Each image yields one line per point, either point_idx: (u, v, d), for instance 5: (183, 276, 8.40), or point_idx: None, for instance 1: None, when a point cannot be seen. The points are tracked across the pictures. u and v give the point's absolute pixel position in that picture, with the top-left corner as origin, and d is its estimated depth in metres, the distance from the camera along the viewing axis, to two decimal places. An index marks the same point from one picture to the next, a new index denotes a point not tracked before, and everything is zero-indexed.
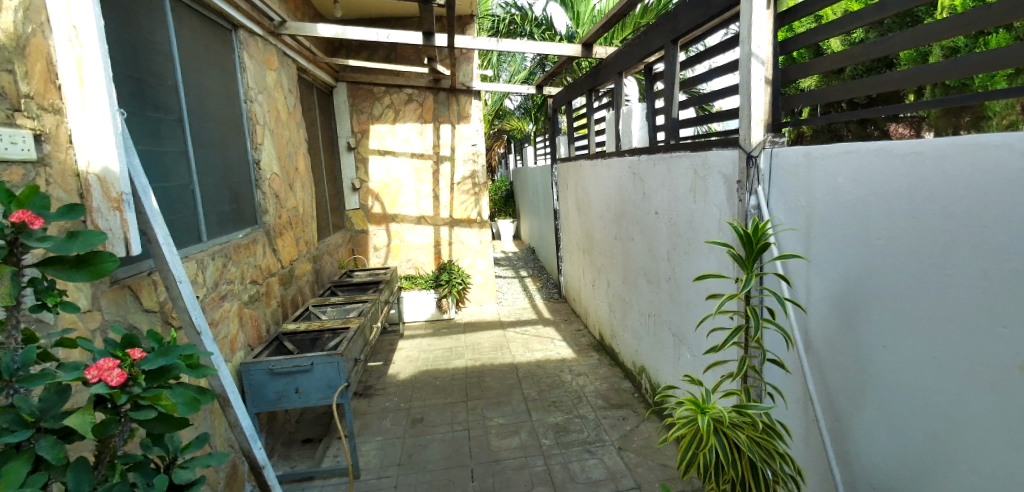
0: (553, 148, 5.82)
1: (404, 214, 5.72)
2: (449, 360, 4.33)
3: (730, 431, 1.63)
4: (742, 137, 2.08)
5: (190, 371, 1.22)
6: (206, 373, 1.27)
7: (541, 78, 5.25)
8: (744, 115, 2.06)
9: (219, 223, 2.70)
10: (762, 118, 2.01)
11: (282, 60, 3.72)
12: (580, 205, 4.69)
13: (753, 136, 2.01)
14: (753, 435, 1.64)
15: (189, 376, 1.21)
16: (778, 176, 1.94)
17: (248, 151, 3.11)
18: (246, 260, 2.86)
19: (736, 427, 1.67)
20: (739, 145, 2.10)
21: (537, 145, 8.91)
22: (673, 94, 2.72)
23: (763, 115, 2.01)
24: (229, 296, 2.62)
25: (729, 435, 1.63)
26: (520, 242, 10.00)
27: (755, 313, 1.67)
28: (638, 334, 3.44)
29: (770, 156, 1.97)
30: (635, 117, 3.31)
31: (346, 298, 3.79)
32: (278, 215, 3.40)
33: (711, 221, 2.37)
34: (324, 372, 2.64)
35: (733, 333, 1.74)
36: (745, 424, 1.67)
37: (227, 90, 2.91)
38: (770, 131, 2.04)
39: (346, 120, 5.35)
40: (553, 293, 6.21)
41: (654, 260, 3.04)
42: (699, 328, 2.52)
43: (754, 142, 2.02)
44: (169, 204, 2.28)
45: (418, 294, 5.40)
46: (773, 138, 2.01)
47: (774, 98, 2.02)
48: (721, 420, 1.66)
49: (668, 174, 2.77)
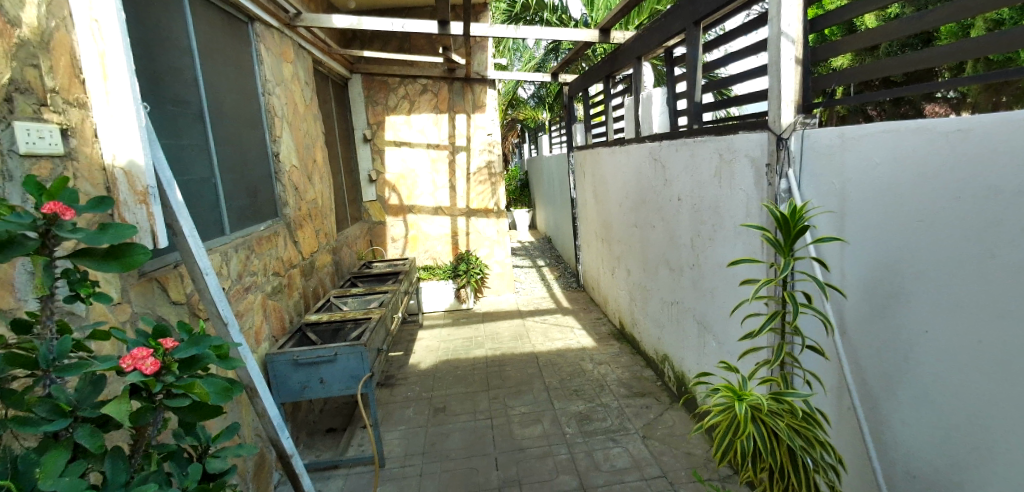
0: (569, 136, 5.75)
1: (421, 205, 5.72)
2: (469, 350, 4.34)
3: (768, 419, 1.59)
4: (772, 118, 2.01)
5: (219, 362, 1.23)
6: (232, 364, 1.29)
7: (556, 65, 5.17)
8: (774, 97, 1.99)
9: (241, 217, 2.72)
10: (792, 100, 1.94)
11: (298, 52, 3.72)
12: (598, 192, 4.63)
13: (782, 117, 1.95)
14: (792, 424, 1.59)
15: (219, 367, 1.22)
16: (809, 157, 1.87)
17: (267, 144, 3.13)
18: (268, 252, 2.89)
19: (775, 415, 1.62)
20: (770, 127, 2.03)
21: (552, 133, 8.83)
22: (697, 78, 2.64)
23: (793, 97, 1.93)
24: (253, 288, 2.64)
25: (767, 424, 1.59)
26: (536, 232, 9.95)
27: (793, 298, 1.60)
28: (660, 322, 3.39)
29: (801, 138, 1.90)
30: (656, 102, 3.22)
31: (366, 289, 3.81)
32: (298, 207, 3.43)
33: (737, 205, 2.29)
34: (347, 363, 2.66)
35: (768, 318, 1.68)
36: (784, 412, 1.63)
37: (245, 83, 2.91)
38: (801, 112, 1.96)
39: (361, 112, 5.35)
40: (571, 282, 6.18)
41: (676, 247, 2.97)
42: (726, 316, 2.46)
43: (784, 124, 1.95)
44: (192, 197, 2.30)
45: (437, 285, 5.42)
46: (805, 119, 1.92)
47: (804, 78, 1.94)
48: (758, 407, 1.62)
49: (690, 159, 2.68)
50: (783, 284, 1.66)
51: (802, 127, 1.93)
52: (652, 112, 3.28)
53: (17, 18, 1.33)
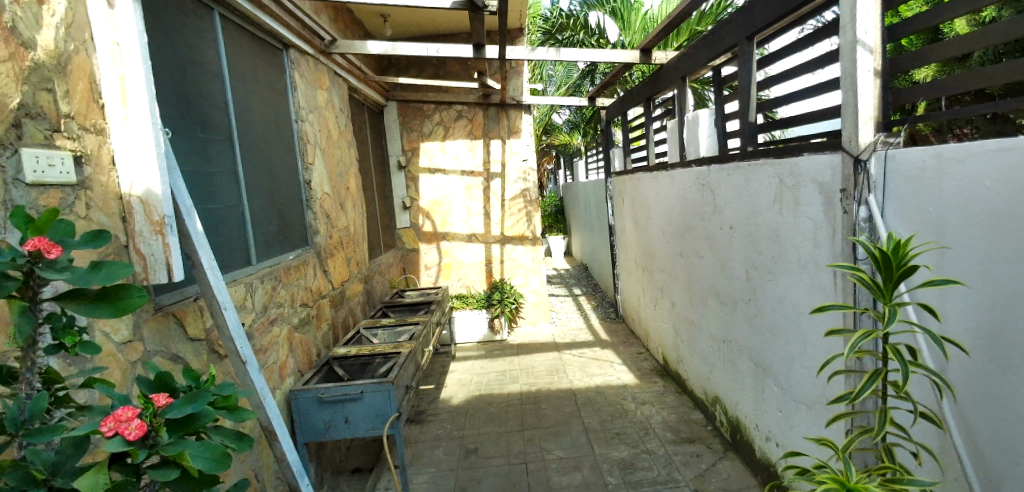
0: (607, 161, 5.55)
1: (455, 232, 5.62)
2: (503, 385, 4.11)
3: None
4: (844, 137, 1.65)
5: (228, 415, 1.13)
6: (243, 418, 1.14)
7: (594, 88, 5.03)
8: (847, 114, 1.64)
9: (270, 245, 2.64)
10: (871, 115, 1.58)
11: (333, 80, 3.72)
12: (638, 218, 4.38)
13: (860, 135, 1.58)
14: None
15: (229, 421, 1.12)
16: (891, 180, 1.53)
17: (299, 172, 3.08)
18: (296, 282, 2.79)
19: None
20: (842, 147, 1.67)
21: (589, 158, 8.66)
22: (750, 95, 2.38)
23: (873, 112, 1.58)
24: (279, 321, 2.53)
25: None
26: (572, 259, 9.69)
27: (900, 355, 1.24)
28: (709, 361, 3.02)
29: (884, 159, 1.54)
30: (702, 124, 2.93)
31: (397, 320, 3.67)
32: (329, 235, 3.35)
33: (800, 237, 1.94)
34: (372, 401, 2.49)
35: (868, 379, 1.30)
36: None
37: (278, 110, 2.88)
38: (882, 131, 1.59)
39: (396, 138, 5.34)
40: (610, 313, 5.88)
41: (728, 278, 2.63)
42: (788, 363, 2.09)
43: (862, 143, 1.58)
44: (218, 226, 2.22)
45: (470, 314, 5.24)
46: (887, 137, 1.56)
47: (885, 92, 1.59)
48: None
49: (746, 184, 2.35)
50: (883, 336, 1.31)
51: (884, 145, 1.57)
52: (698, 135, 2.98)
53: (31, 40, 1.28)
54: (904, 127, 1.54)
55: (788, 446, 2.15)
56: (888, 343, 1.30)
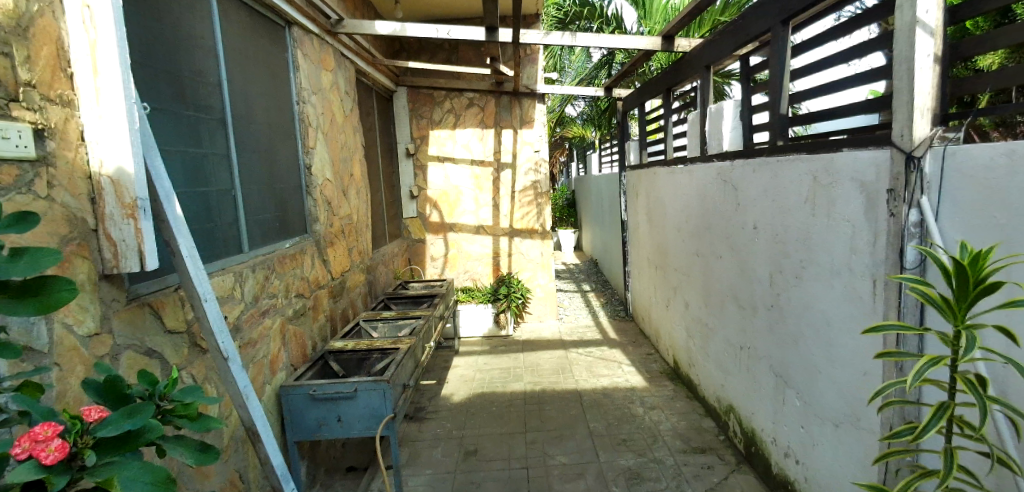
0: (622, 154, 5.34)
1: (462, 223, 5.47)
2: (506, 382, 3.97)
3: None
4: (894, 131, 1.45)
5: (189, 423, 1.07)
6: (206, 426, 1.09)
7: (611, 78, 4.82)
8: (897, 105, 1.44)
9: (264, 233, 2.51)
10: (928, 107, 1.38)
11: (340, 62, 3.57)
12: (652, 215, 4.21)
13: (916, 128, 1.38)
14: None
15: (189, 428, 1.06)
16: (951, 180, 1.31)
17: (299, 156, 2.94)
18: (292, 272, 2.66)
19: None
20: (892, 143, 1.46)
21: (603, 152, 8.44)
22: (783, 85, 2.18)
23: (930, 103, 1.37)
24: (271, 312, 2.41)
25: None
26: (582, 254, 9.51)
27: (974, 388, 1.05)
28: (724, 368, 2.85)
29: (940, 156, 1.34)
30: (726, 116, 2.72)
31: (398, 312, 3.54)
32: (330, 223, 3.21)
33: (833, 241, 1.74)
34: (367, 400, 2.36)
35: (932, 414, 1.12)
36: None
37: (278, 90, 2.74)
38: (939, 124, 1.39)
39: (405, 125, 5.19)
40: (619, 311, 5.70)
41: (748, 282, 2.45)
42: (811, 377, 1.92)
43: (917, 138, 1.38)
44: (207, 210, 2.09)
45: (475, 308, 5.10)
46: (944, 132, 1.37)
47: (943, 81, 1.38)
48: None
49: (773, 181, 2.16)
50: (951, 364, 1.13)
51: (940, 141, 1.38)
52: (721, 127, 2.77)
53: None
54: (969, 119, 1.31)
55: (809, 467, 1.98)
56: (956, 371, 1.13)
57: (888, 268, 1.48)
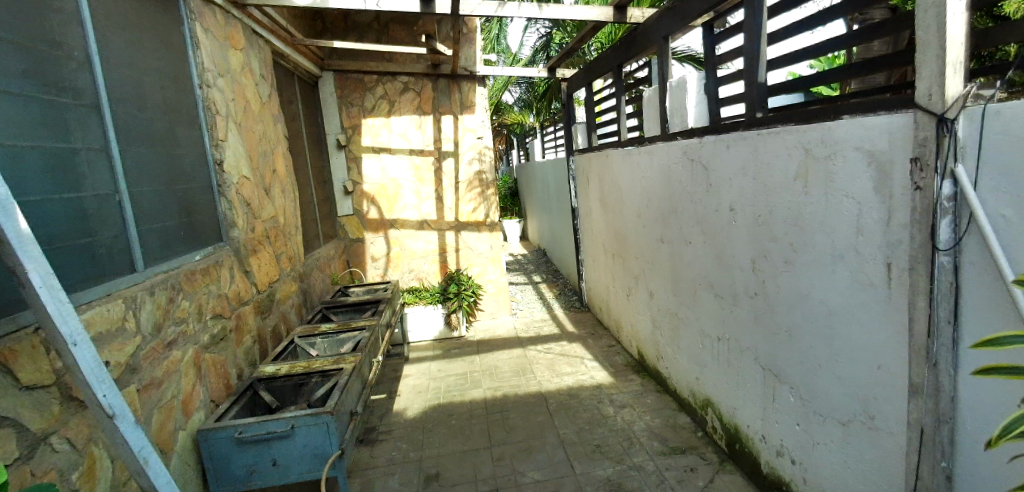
0: (570, 139, 5.13)
1: (404, 219, 5.07)
2: (464, 390, 3.68)
3: None
4: (919, 91, 1.31)
5: None
6: None
7: (554, 58, 4.58)
8: (922, 61, 1.29)
9: (166, 246, 2.05)
10: (960, 60, 1.23)
11: (251, 40, 3.07)
12: (606, 201, 4.05)
13: (949, 86, 1.23)
14: None
15: None
16: (995, 148, 1.19)
17: (207, 151, 2.45)
18: (206, 288, 2.21)
19: None
20: (917, 104, 1.32)
21: (544, 137, 8.24)
22: (761, 52, 2.03)
23: (963, 56, 1.22)
24: (180, 342, 1.97)
25: None
26: (528, 244, 9.31)
27: None
28: (698, 359, 2.75)
29: (977, 118, 1.21)
30: (690, 90, 2.58)
31: (339, 325, 3.14)
32: (250, 228, 2.76)
33: (835, 220, 1.64)
34: (307, 438, 1.99)
35: None
36: None
37: (173, 71, 2.25)
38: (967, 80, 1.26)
39: (334, 114, 4.70)
40: (573, 301, 5.55)
41: (724, 267, 2.34)
42: (809, 370, 1.85)
43: (950, 96, 1.24)
44: (80, 222, 1.63)
45: (423, 309, 4.73)
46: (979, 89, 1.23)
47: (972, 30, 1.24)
48: None
49: (753, 159, 2.03)
50: None
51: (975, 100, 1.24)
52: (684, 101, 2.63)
53: None
54: (1010, 72, 1.19)
55: (809, 468, 1.93)
56: None
57: (916, 249, 1.36)
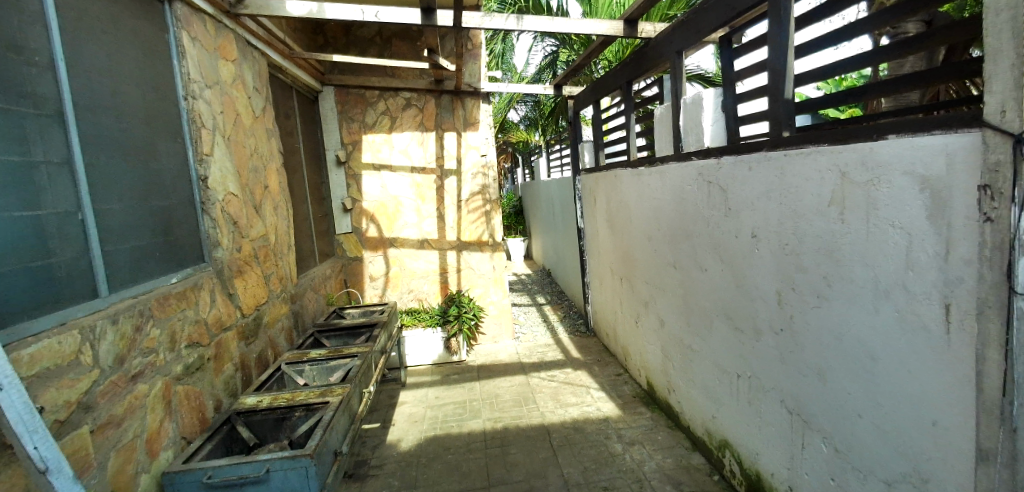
0: (576, 157, 4.98)
1: (404, 237, 4.91)
2: (462, 421, 3.46)
3: None
4: (989, 108, 1.14)
5: None
6: None
7: (560, 75, 4.45)
8: (994, 71, 1.12)
9: (136, 268, 1.89)
10: None
11: (244, 51, 2.95)
12: (614, 222, 3.87)
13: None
14: None
15: None
16: None
17: (191, 166, 2.31)
18: (180, 314, 2.04)
19: None
20: (986, 121, 1.15)
21: (550, 155, 8.12)
22: (788, 66, 1.85)
23: None
24: (147, 374, 1.79)
25: None
26: (532, 263, 9.12)
27: None
28: (714, 395, 2.54)
29: None
30: (706, 107, 2.38)
31: (329, 351, 2.96)
32: (235, 248, 2.60)
33: (879, 252, 1.46)
34: (284, 483, 1.78)
35: None
36: None
37: (155, 80, 2.12)
38: None
39: (334, 130, 4.59)
40: (579, 325, 5.33)
41: (744, 298, 2.14)
42: (847, 419, 1.65)
43: None
44: (34, 242, 1.47)
45: (422, 332, 4.54)
46: None
47: None
48: None
49: (779, 182, 1.85)
50: None
51: None
52: (697, 120, 2.46)
53: None
54: None
55: None
56: None
57: (987, 288, 1.17)
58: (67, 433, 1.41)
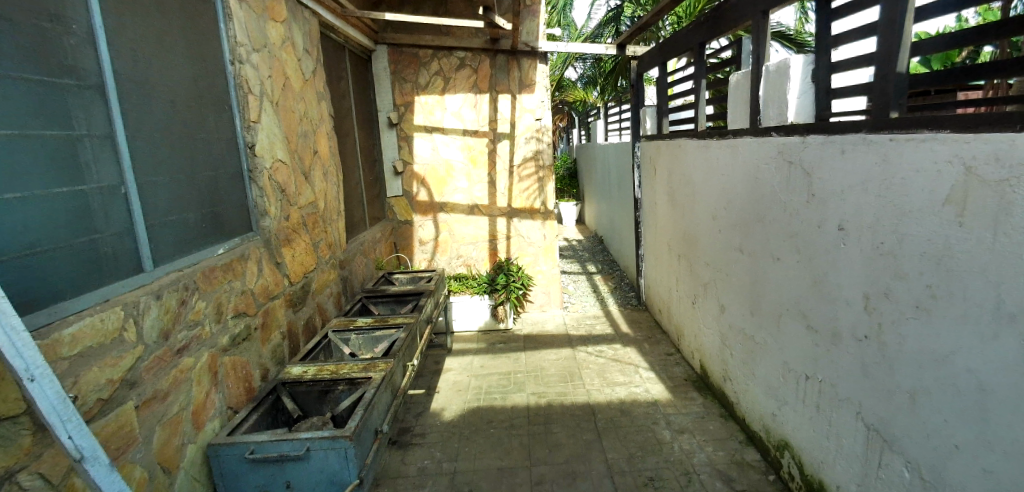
0: (637, 122, 4.62)
1: (454, 202, 4.82)
2: (506, 393, 3.42)
3: None
4: None
5: None
6: None
7: (625, 32, 4.07)
8: None
9: (182, 240, 1.89)
10: None
11: (293, 11, 2.83)
12: (676, 197, 3.58)
13: None
14: None
15: None
16: None
17: (239, 134, 2.26)
18: (227, 287, 2.07)
19: None
20: None
21: (609, 117, 7.68)
22: (906, 30, 1.50)
23: None
24: (193, 348, 1.85)
25: None
26: (584, 228, 8.86)
27: None
28: (776, 392, 2.31)
29: None
30: (792, 76, 2.04)
31: (375, 320, 2.95)
32: (283, 216, 2.58)
33: (1010, 266, 1.17)
34: (322, 462, 1.79)
35: None
36: None
37: (200, 45, 2.04)
38: None
39: (386, 91, 4.47)
40: (630, 298, 5.12)
41: (822, 297, 1.88)
42: (941, 454, 1.39)
43: None
44: (78, 217, 1.46)
45: (470, 299, 4.51)
46: None
47: None
48: None
49: (880, 170, 1.54)
50: None
51: None
52: (780, 90, 2.12)
53: None
54: None
55: None
56: None
57: None
58: (110, 411, 1.46)
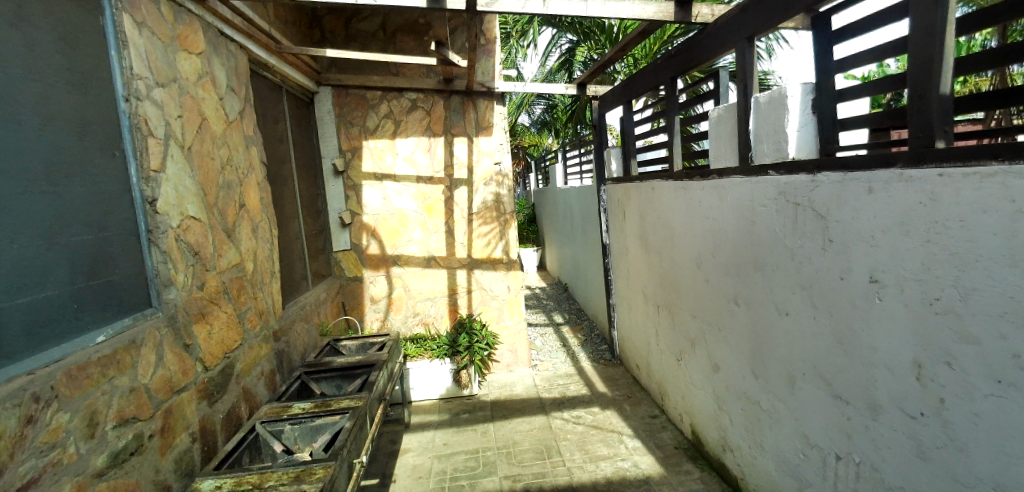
0: (602, 164, 4.43)
1: (408, 254, 4.41)
2: (475, 479, 2.92)
3: None
4: None
5: None
6: None
7: (583, 74, 3.92)
8: None
9: (35, 330, 1.39)
10: None
11: (215, 43, 2.44)
12: (650, 242, 3.35)
13: None
14: None
15: None
16: None
17: (134, 184, 1.80)
18: (108, 386, 1.56)
19: None
20: None
21: (567, 160, 7.55)
22: (948, 45, 1.31)
23: None
24: (44, 478, 1.33)
25: None
26: (546, 274, 8.57)
27: None
28: (793, 471, 1.99)
29: None
30: (793, 107, 1.84)
31: (315, 404, 2.45)
32: (196, 284, 2.09)
33: None
34: None
35: None
36: None
37: (81, 74, 1.61)
38: None
39: (332, 135, 4.09)
40: (602, 351, 4.79)
41: (853, 360, 1.60)
42: None
43: None
44: None
45: (429, 364, 4.03)
46: None
47: None
48: None
49: (927, 211, 1.32)
50: None
51: None
52: (776, 123, 1.93)
53: None
54: None
55: None
56: None
57: None
58: None
